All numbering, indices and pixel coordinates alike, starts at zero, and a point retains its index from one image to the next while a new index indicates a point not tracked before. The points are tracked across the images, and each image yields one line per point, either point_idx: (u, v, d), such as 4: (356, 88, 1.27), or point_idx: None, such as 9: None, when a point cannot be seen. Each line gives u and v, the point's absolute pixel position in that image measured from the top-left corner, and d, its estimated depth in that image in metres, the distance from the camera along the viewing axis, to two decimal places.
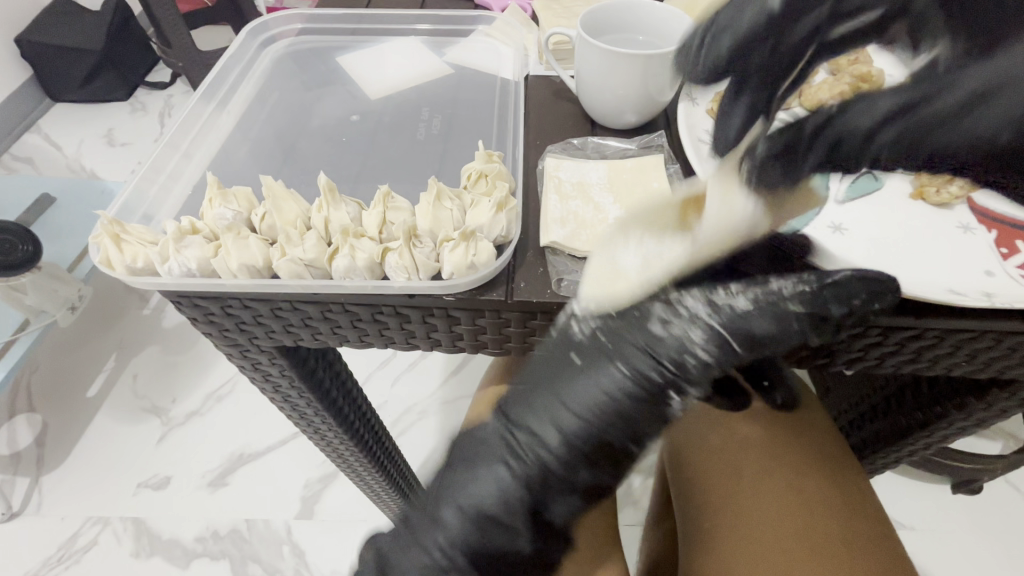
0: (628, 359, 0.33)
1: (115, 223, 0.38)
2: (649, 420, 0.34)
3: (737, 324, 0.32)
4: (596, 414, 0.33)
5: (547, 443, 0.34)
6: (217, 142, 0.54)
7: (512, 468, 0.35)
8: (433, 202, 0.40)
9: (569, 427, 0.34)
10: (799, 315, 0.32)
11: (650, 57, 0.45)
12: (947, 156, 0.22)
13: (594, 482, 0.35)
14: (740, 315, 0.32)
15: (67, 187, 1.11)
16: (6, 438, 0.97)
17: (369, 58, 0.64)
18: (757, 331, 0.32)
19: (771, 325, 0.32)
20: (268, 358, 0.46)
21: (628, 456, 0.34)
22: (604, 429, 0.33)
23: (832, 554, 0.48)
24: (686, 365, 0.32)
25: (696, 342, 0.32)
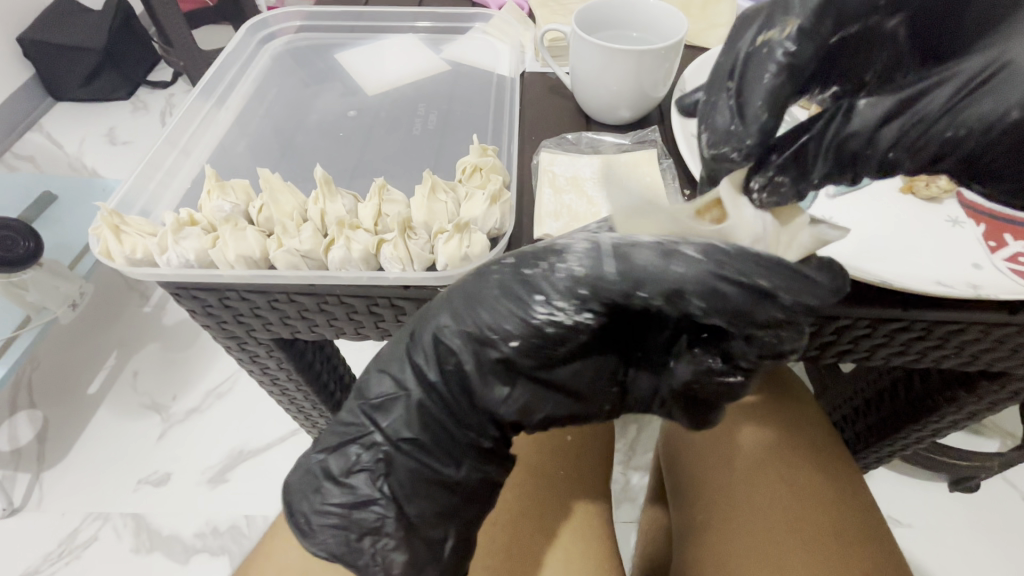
0: (522, 255, 0.34)
1: (114, 215, 0.38)
2: (511, 321, 0.33)
3: (623, 252, 0.30)
4: (476, 307, 0.35)
5: (428, 323, 0.36)
6: (216, 138, 0.55)
7: (408, 338, 0.38)
8: (428, 195, 0.40)
9: (449, 312, 0.35)
10: (695, 261, 0.29)
11: (643, 53, 0.45)
12: (945, 146, 0.29)
13: (464, 378, 0.36)
14: (637, 240, 0.30)
15: (68, 185, 1.12)
16: (7, 435, 0.97)
17: (368, 54, 0.64)
18: (636, 266, 0.30)
19: (656, 265, 0.30)
20: (266, 350, 0.47)
21: (494, 360, 0.35)
22: (474, 316, 0.35)
23: (821, 550, 0.48)
24: (556, 270, 0.32)
25: (576, 251, 0.32)
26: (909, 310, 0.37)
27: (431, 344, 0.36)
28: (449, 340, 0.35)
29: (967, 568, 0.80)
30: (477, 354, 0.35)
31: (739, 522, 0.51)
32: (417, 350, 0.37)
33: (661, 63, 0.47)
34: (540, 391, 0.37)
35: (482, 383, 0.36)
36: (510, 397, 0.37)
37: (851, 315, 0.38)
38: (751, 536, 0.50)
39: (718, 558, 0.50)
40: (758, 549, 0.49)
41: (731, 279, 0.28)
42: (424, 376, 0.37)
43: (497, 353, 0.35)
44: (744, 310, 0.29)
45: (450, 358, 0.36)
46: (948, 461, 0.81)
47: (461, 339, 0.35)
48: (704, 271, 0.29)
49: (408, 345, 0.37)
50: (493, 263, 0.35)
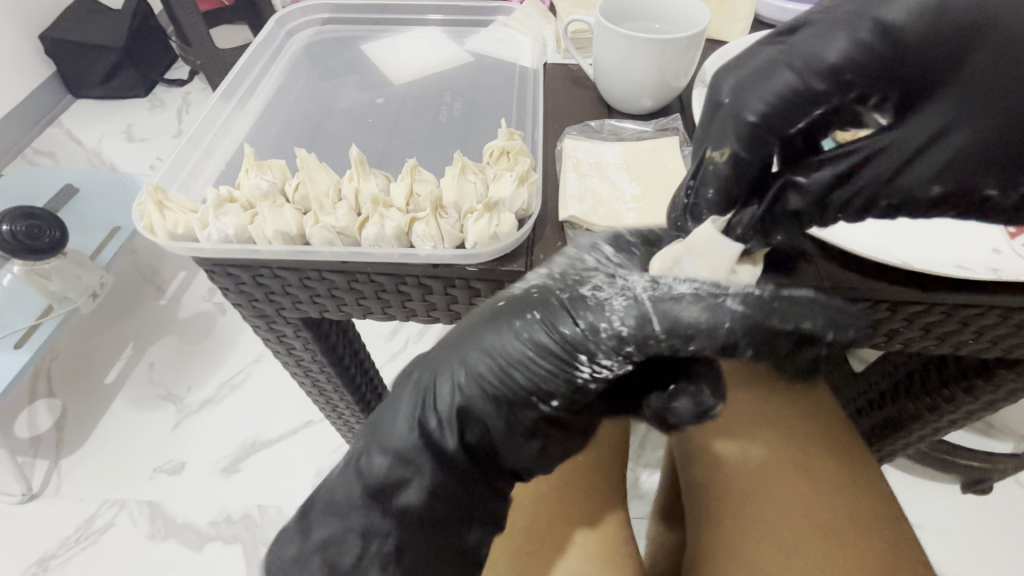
0: (553, 317, 0.36)
1: (158, 191, 0.40)
2: (556, 381, 0.36)
3: (667, 309, 0.35)
4: (508, 362, 0.37)
5: (453, 388, 0.38)
6: (247, 125, 0.57)
7: (422, 399, 0.38)
8: (457, 176, 0.42)
9: (475, 375, 0.37)
10: (735, 313, 0.35)
11: (665, 42, 0.46)
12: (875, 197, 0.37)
13: (501, 430, 0.38)
14: (675, 297, 0.35)
15: (90, 179, 1.15)
16: (26, 422, 0.99)
17: (391, 46, 0.66)
18: (685, 320, 0.34)
19: (704, 318, 0.34)
20: (293, 330, 0.48)
21: (536, 412, 0.38)
22: (507, 380, 0.37)
23: (829, 536, 0.49)
24: (599, 328, 0.35)
25: (618, 307, 0.36)
26: (930, 294, 0.38)
27: (455, 401, 0.37)
28: (475, 400, 0.37)
29: (982, 569, 0.79)
30: (516, 405, 0.37)
31: (747, 508, 0.52)
32: (434, 410, 0.38)
33: (683, 54, 0.48)
34: (560, 436, 0.40)
35: (512, 436, 0.38)
36: (540, 447, 0.39)
37: (871, 297, 0.39)
38: (764, 527, 0.50)
39: (736, 549, 0.50)
40: (777, 542, 0.49)
41: (755, 328, 0.35)
42: (444, 441, 0.38)
43: (535, 409, 0.37)
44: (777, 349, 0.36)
45: (477, 420, 0.38)
46: (964, 464, 0.81)
47: (488, 399, 0.37)
48: (749, 320, 0.35)
49: (421, 416, 0.38)
50: (524, 321, 0.37)
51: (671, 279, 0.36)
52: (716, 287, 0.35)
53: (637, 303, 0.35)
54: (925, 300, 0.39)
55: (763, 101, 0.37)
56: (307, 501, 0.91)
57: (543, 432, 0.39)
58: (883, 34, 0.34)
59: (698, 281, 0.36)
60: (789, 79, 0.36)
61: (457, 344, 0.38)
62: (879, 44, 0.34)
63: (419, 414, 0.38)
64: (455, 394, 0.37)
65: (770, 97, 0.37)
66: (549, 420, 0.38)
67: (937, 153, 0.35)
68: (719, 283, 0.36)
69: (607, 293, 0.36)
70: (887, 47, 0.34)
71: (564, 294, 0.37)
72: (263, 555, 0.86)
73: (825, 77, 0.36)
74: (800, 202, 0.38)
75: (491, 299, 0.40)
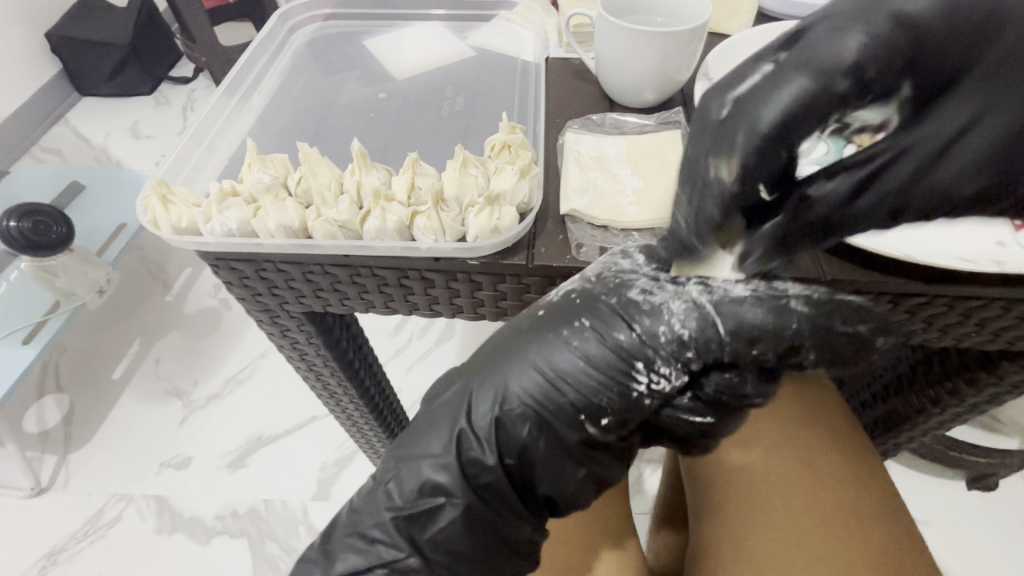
0: (607, 322, 0.36)
1: (163, 185, 0.41)
2: (609, 396, 0.36)
3: (731, 310, 0.34)
4: (564, 376, 0.36)
5: (495, 399, 0.37)
6: (251, 120, 0.57)
7: (468, 414, 0.38)
8: (459, 169, 0.42)
9: (520, 385, 0.37)
10: (800, 314, 0.35)
11: (668, 34, 0.46)
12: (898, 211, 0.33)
13: (547, 450, 0.37)
14: (735, 299, 0.35)
15: (96, 176, 1.15)
16: (35, 417, 1.01)
17: (393, 41, 0.66)
18: (748, 321, 0.34)
19: (765, 319, 0.34)
20: (297, 324, 0.48)
21: (586, 431, 0.37)
22: (557, 393, 0.36)
23: (842, 540, 0.48)
24: (656, 335, 0.35)
25: (675, 311, 0.35)
26: (933, 285, 0.38)
27: (496, 414, 0.37)
28: (517, 413, 0.37)
29: (986, 565, 0.79)
30: (570, 421, 0.36)
31: (749, 504, 0.52)
32: (479, 427, 0.37)
33: (685, 47, 0.48)
34: (602, 464, 0.38)
35: (555, 459, 0.37)
36: (582, 477, 0.38)
37: (874, 289, 0.39)
38: (768, 522, 0.50)
39: (742, 545, 0.50)
40: (783, 543, 0.49)
41: (823, 332, 0.35)
42: (481, 458, 0.37)
43: (582, 428, 0.37)
44: (849, 356, 0.35)
45: (518, 443, 0.37)
46: (970, 459, 0.80)
47: (531, 415, 0.37)
48: (816, 320, 0.35)
49: (462, 426, 0.37)
50: (573, 331, 0.37)
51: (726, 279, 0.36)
52: (773, 285, 0.35)
53: (697, 306, 0.35)
54: (928, 293, 0.39)
55: (778, 111, 0.28)
56: (312, 495, 0.91)
57: (587, 456, 0.38)
58: (902, 23, 0.27)
59: (754, 282, 0.35)
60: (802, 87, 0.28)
61: (501, 359, 0.38)
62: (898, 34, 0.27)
63: (457, 422, 0.38)
64: (497, 404, 0.37)
65: (785, 106, 0.28)
66: (593, 444, 0.37)
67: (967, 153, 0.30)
68: (773, 288, 0.35)
69: (663, 297, 0.36)
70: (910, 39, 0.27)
71: (615, 301, 0.37)
72: (269, 549, 0.87)
73: (850, 75, 0.27)
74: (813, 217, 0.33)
75: (528, 315, 0.39)
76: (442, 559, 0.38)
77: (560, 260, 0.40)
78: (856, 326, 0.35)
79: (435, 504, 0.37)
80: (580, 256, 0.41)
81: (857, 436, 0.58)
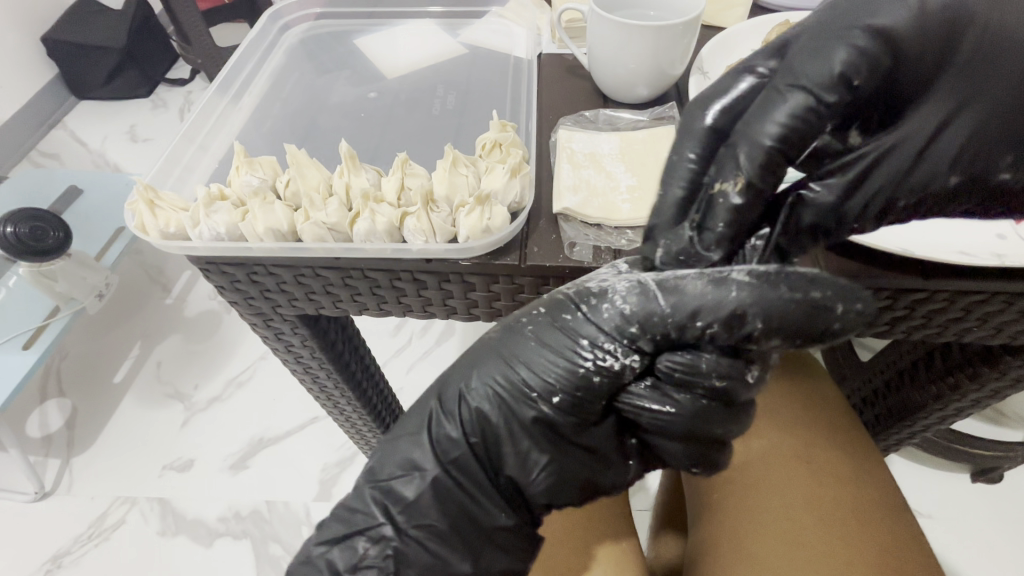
0: (561, 307, 0.36)
1: (149, 190, 0.40)
2: (556, 371, 0.35)
3: (671, 287, 0.33)
4: (515, 356, 0.37)
5: (464, 383, 0.38)
6: (240, 122, 0.56)
7: (438, 400, 0.39)
8: (449, 169, 0.41)
9: (482, 369, 0.37)
10: (745, 284, 0.31)
11: (661, 29, 0.45)
12: (892, 206, 0.36)
13: (507, 430, 0.37)
14: (676, 278, 0.33)
15: (94, 180, 1.15)
16: (38, 421, 1.01)
17: (384, 40, 0.66)
18: (689, 296, 0.32)
19: (708, 293, 0.32)
20: (291, 327, 0.48)
21: (542, 413, 0.36)
22: (512, 376, 0.36)
23: (840, 524, 0.48)
24: (600, 312, 0.35)
25: (619, 291, 0.35)
26: (932, 280, 0.37)
27: (459, 396, 0.38)
28: (478, 395, 0.37)
29: (991, 559, 0.78)
30: (522, 401, 0.36)
31: (743, 507, 0.51)
32: (444, 410, 0.38)
33: (678, 41, 0.47)
34: (569, 456, 0.37)
35: (514, 443, 0.37)
36: (544, 466, 0.37)
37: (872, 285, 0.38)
38: (761, 529, 0.49)
39: (740, 538, 0.49)
40: (779, 533, 0.49)
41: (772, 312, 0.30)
42: (444, 435, 0.38)
43: (537, 408, 0.36)
44: (802, 326, 0.31)
45: (481, 425, 0.37)
46: (976, 455, 0.79)
47: (491, 397, 0.37)
48: (760, 291, 0.31)
49: (431, 407, 0.39)
50: (528, 315, 0.37)
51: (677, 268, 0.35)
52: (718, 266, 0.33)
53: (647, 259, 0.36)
54: (925, 287, 0.38)
55: (778, 123, 0.32)
56: (314, 496, 0.91)
57: (548, 443, 0.36)
58: (877, 40, 0.32)
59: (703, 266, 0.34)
60: (798, 99, 0.33)
61: (469, 348, 0.39)
62: (879, 49, 0.32)
63: (429, 403, 0.39)
64: (463, 388, 0.38)
65: (785, 117, 0.32)
66: (552, 426, 0.36)
67: (934, 153, 0.35)
68: (717, 267, 0.33)
69: (613, 281, 0.36)
70: (876, 59, 0.32)
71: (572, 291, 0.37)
72: (272, 551, 0.87)
73: (836, 87, 0.32)
74: (811, 215, 0.35)
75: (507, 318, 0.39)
76: (436, 557, 0.37)
77: (554, 260, 0.40)
78: (805, 291, 0.31)
79: (421, 496, 0.37)
80: (573, 255, 0.40)
81: (858, 433, 0.57)
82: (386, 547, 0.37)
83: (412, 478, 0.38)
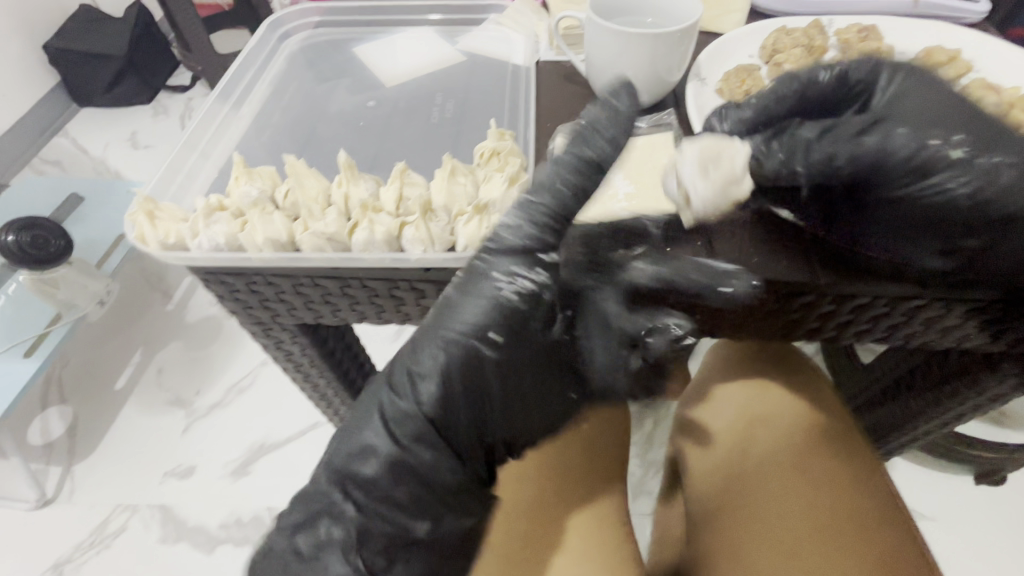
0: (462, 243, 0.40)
1: (148, 202, 0.40)
2: (484, 308, 0.38)
3: (536, 197, 0.38)
4: (443, 309, 0.39)
5: (409, 347, 0.40)
6: (239, 131, 0.56)
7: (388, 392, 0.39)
8: (447, 178, 0.41)
9: (420, 339, 0.39)
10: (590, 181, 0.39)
11: (659, 37, 0.46)
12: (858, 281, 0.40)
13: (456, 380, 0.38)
14: (541, 185, 0.39)
15: (95, 187, 1.15)
16: (40, 428, 1.01)
17: (384, 47, 0.66)
18: (552, 199, 0.38)
19: (567, 191, 0.38)
20: (290, 336, 0.48)
21: (482, 351, 0.38)
22: (441, 319, 0.39)
23: (838, 531, 0.48)
24: (500, 239, 0.38)
25: (502, 222, 0.38)
26: (930, 289, 0.38)
27: (409, 377, 0.39)
28: (423, 365, 0.38)
29: (993, 563, 0.78)
30: (465, 349, 0.38)
31: (753, 507, 0.51)
32: (396, 390, 0.39)
33: (675, 48, 0.47)
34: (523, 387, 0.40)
35: (474, 393, 0.39)
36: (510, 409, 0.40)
37: (871, 293, 0.38)
38: (770, 529, 0.49)
39: (739, 547, 0.49)
40: (777, 541, 0.48)
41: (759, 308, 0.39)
42: (401, 413, 0.38)
43: (481, 352, 0.38)
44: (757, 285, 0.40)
45: (440, 398, 0.38)
46: (979, 459, 0.79)
47: (430, 347, 0.38)
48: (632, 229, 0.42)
49: (382, 400, 0.39)
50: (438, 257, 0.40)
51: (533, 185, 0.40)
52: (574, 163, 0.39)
53: (586, 193, 0.39)
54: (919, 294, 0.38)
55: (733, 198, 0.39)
56: None
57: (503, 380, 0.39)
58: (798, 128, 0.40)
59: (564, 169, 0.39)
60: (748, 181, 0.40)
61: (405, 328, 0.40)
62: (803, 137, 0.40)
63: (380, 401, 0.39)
64: (409, 368, 0.39)
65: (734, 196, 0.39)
66: (501, 363, 0.39)
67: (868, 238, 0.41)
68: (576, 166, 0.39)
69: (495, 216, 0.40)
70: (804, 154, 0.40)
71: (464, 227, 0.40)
72: None
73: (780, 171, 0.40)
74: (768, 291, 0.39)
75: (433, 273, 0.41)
76: None
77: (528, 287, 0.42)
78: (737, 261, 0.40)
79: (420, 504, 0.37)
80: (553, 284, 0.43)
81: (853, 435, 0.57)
82: (386, 557, 0.37)
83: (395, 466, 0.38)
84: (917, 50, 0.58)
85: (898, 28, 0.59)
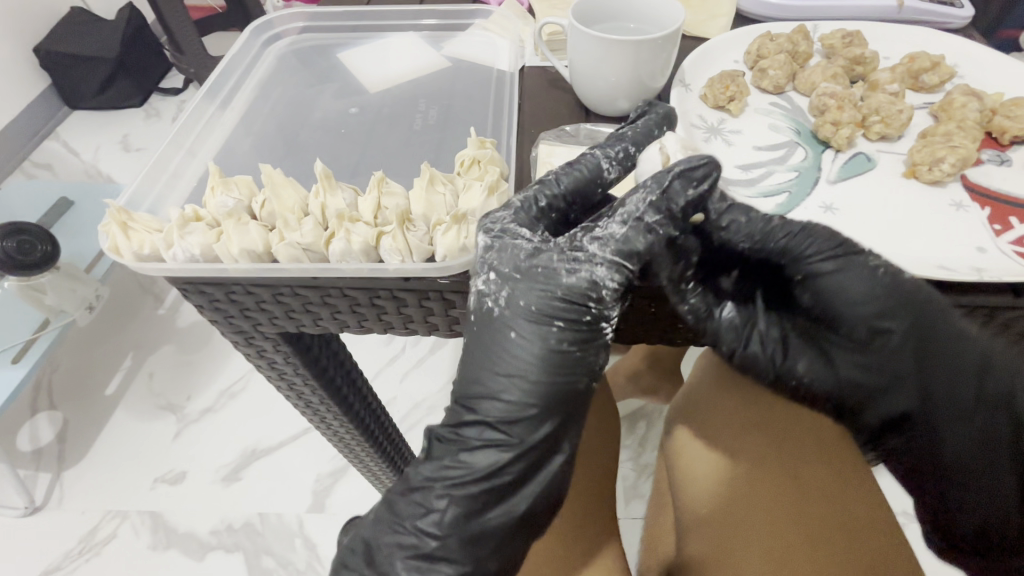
0: (547, 275, 0.37)
1: (123, 212, 0.40)
2: (592, 358, 0.38)
3: (621, 246, 0.37)
4: (543, 366, 0.37)
5: (480, 375, 0.38)
6: (222, 138, 0.55)
7: (483, 444, 0.38)
8: (426, 187, 0.41)
9: (511, 390, 0.37)
10: (665, 227, 0.38)
11: (640, 44, 0.45)
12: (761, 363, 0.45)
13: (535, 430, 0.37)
14: (621, 236, 0.38)
15: (84, 191, 1.14)
16: (29, 435, 1.00)
17: (369, 53, 0.65)
18: (638, 246, 0.37)
19: (646, 240, 0.38)
20: (273, 345, 0.47)
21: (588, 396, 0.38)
22: (524, 352, 0.37)
23: (828, 538, 0.48)
24: (603, 295, 0.37)
25: (601, 276, 0.37)
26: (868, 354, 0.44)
27: (505, 432, 0.37)
28: (519, 417, 0.37)
29: None
30: (578, 402, 0.38)
31: (738, 515, 0.51)
32: (489, 442, 0.38)
33: (658, 53, 0.47)
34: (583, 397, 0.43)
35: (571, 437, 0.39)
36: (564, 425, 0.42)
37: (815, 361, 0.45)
38: (753, 538, 0.49)
39: (730, 558, 0.49)
40: (768, 551, 0.48)
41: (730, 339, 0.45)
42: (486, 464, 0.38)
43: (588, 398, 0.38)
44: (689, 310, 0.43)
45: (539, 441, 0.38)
46: None
47: (512, 385, 0.37)
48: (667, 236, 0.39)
49: (463, 448, 0.38)
50: (508, 306, 0.37)
51: (603, 229, 0.38)
52: (631, 210, 0.38)
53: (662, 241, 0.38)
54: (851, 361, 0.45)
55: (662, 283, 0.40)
56: (307, 508, 0.90)
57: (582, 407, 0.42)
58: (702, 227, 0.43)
59: (632, 216, 0.38)
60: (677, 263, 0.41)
61: (472, 364, 0.38)
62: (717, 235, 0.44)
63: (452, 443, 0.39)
64: (502, 420, 0.37)
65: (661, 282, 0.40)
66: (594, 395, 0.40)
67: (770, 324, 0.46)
68: (631, 207, 0.38)
69: (584, 265, 0.37)
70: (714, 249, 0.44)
71: (536, 271, 0.37)
72: (264, 563, 0.86)
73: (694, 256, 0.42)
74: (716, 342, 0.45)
75: (477, 310, 0.38)
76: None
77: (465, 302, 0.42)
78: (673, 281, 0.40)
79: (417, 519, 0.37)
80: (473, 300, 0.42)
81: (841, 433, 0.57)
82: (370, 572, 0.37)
83: (428, 488, 0.38)
84: (901, 56, 0.58)
85: (882, 33, 0.59)
